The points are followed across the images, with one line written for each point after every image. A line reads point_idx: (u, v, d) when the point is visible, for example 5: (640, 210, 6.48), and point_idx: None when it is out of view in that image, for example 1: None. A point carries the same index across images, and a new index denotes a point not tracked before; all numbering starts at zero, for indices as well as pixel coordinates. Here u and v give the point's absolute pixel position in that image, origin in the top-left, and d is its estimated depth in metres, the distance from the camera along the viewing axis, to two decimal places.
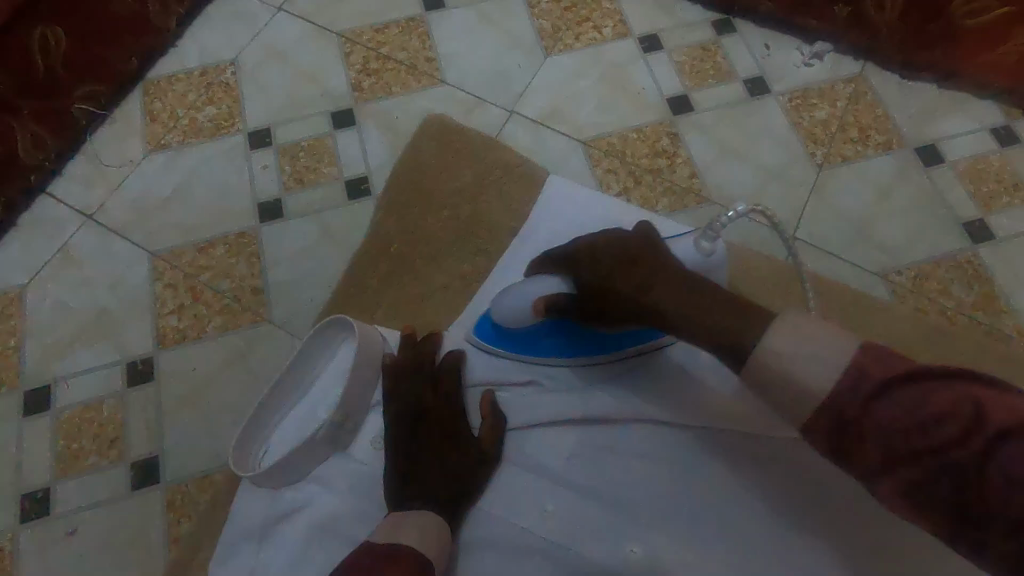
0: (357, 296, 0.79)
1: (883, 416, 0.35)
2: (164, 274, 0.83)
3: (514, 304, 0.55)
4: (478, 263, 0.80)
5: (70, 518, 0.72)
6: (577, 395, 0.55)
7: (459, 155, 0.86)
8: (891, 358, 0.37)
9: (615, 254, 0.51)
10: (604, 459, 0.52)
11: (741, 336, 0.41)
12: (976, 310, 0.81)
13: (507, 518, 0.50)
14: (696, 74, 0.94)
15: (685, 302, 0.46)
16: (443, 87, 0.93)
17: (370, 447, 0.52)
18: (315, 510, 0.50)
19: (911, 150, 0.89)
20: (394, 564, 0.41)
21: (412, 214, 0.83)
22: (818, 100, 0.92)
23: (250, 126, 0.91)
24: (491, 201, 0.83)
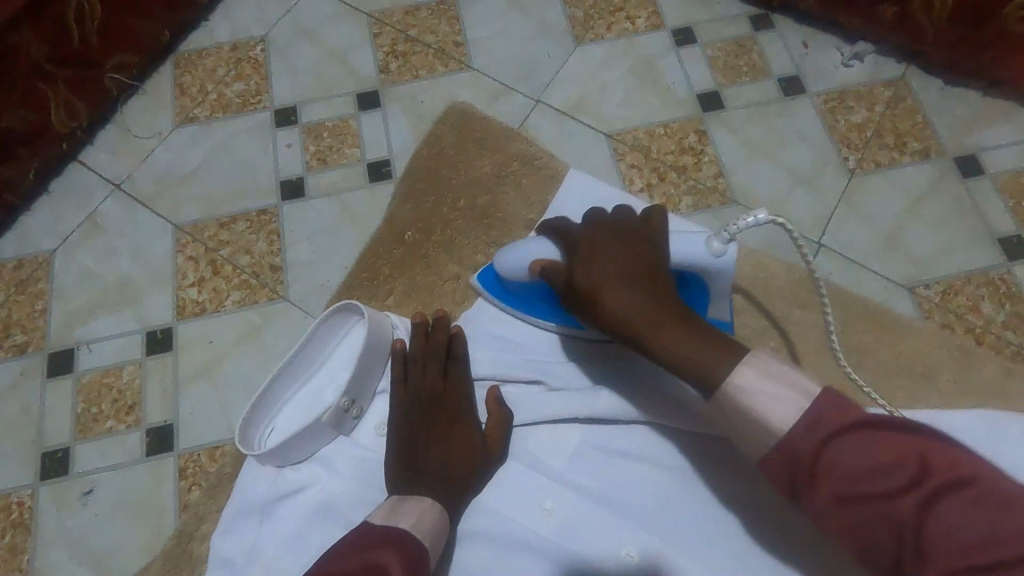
0: (371, 280, 0.79)
1: (837, 459, 0.38)
2: (186, 246, 0.84)
3: (512, 262, 0.57)
4: (494, 253, 0.80)
5: (86, 479, 0.74)
6: (583, 394, 0.54)
7: (479, 146, 0.85)
8: (848, 406, 0.39)
9: (606, 258, 0.51)
10: (607, 462, 0.52)
11: (706, 368, 0.43)
12: (1006, 329, 0.78)
13: (506, 512, 0.50)
14: (729, 70, 0.92)
15: (660, 324, 0.47)
16: (470, 72, 0.92)
17: (374, 432, 0.53)
18: (318, 490, 0.50)
19: (950, 159, 0.86)
20: (390, 544, 0.42)
21: (428, 203, 0.82)
22: (855, 103, 0.89)
23: (276, 103, 0.92)
24: (507, 193, 0.82)
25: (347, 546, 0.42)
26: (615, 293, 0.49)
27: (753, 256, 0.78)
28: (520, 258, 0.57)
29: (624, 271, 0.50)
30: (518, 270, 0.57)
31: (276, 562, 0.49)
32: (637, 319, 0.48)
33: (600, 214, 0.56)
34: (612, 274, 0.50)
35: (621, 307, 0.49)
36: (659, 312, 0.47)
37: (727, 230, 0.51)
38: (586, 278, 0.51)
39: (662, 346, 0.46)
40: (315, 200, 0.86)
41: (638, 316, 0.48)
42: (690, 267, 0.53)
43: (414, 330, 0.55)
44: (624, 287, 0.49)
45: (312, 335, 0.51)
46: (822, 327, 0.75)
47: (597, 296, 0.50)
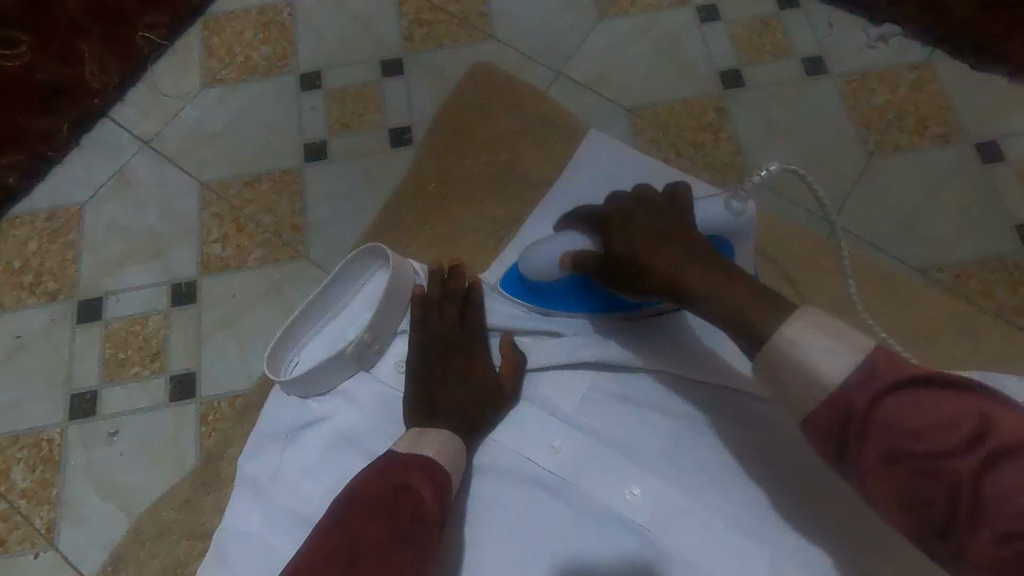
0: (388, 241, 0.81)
1: (890, 417, 0.38)
2: (212, 203, 0.86)
3: (539, 256, 0.56)
4: (514, 208, 0.81)
5: (112, 422, 0.77)
6: (596, 342, 0.55)
7: (503, 102, 0.86)
8: (905, 364, 0.39)
9: (646, 224, 0.51)
10: (616, 407, 0.54)
11: (760, 322, 0.42)
12: (1018, 314, 0.78)
13: (516, 449, 0.53)
14: (753, 49, 0.92)
15: (710, 279, 0.46)
16: (492, 42, 0.93)
17: (393, 369, 0.55)
18: (339, 421, 0.53)
19: (971, 144, 0.86)
20: (417, 468, 0.45)
21: (452, 157, 0.84)
22: (878, 85, 0.89)
23: (302, 67, 0.93)
24: (529, 149, 0.84)
25: (375, 470, 0.45)
26: (658, 252, 0.49)
27: (767, 230, 0.79)
28: (555, 249, 0.55)
29: (664, 235, 0.50)
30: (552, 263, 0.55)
31: (297, 487, 0.51)
32: (685, 278, 0.47)
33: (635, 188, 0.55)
34: (653, 238, 0.50)
35: (665, 266, 0.48)
36: (707, 269, 0.47)
37: (744, 190, 0.55)
38: (626, 243, 0.51)
39: (714, 304, 0.45)
40: (337, 163, 0.88)
41: (687, 273, 0.47)
42: (712, 232, 0.56)
43: (432, 277, 0.58)
44: (668, 248, 0.49)
45: (341, 272, 0.54)
46: (831, 302, 0.76)
47: (640, 257, 0.49)
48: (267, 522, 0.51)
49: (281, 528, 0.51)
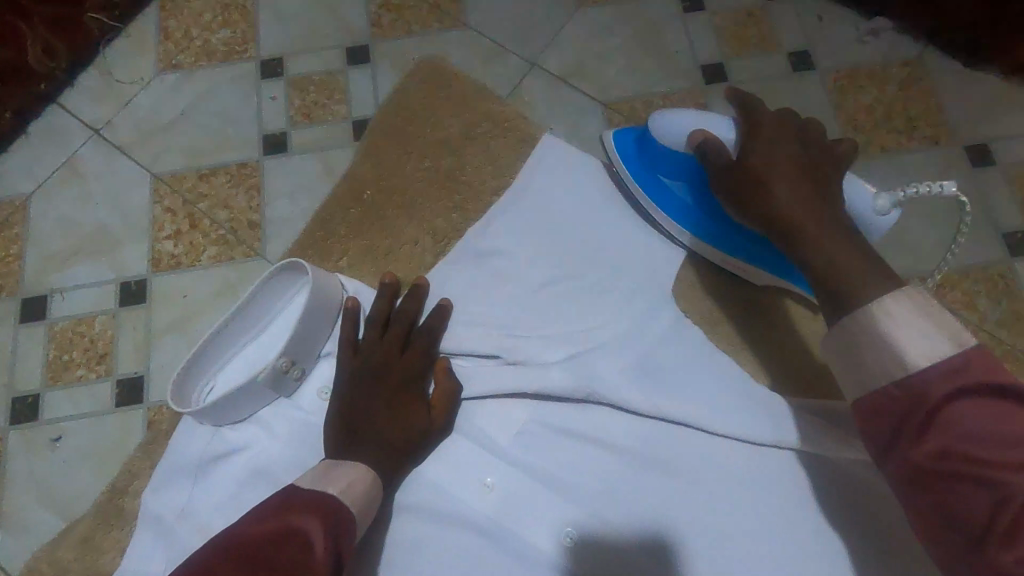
0: (330, 243, 0.77)
1: (961, 416, 0.39)
2: (164, 197, 0.82)
3: (674, 129, 0.59)
4: (453, 219, 0.77)
5: (55, 427, 0.74)
6: (531, 370, 0.55)
7: (448, 102, 0.81)
8: (998, 373, 0.40)
9: (788, 159, 0.54)
10: (552, 440, 0.55)
11: (862, 280, 0.46)
12: (1000, 326, 0.75)
13: (448, 486, 0.54)
14: (737, 41, 0.88)
15: (822, 228, 0.51)
16: (465, 30, 0.89)
17: (315, 396, 0.56)
18: (254, 452, 0.54)
19: (960, 146, 0.82)
20: (315, 511, 0.42)
21: (390, 162, 0.79)
22: (867, 82, 0.85)
23: (263, 53, 0.88)
24: (473, 154, 0.79)
25: (268, 512, 0.42)
26: (786, 190, 0.53)
27: None
28: (689, 126, 0.59)
29: (792, 172, 0.54)
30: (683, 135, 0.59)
31: (210, 517, 0.52)
32: (799, 215, 0.52)
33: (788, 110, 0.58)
34: (785, 168, 0.53)
35: (785, 201, 0.53)
36: (820, 218, 0.51)
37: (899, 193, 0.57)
38: (761, 163, 0.54)
39: (819, 251, 0.50)
40: (297, 157, 0.83)
41: (800, 215, 0.52)
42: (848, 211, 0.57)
43: (384, 291, 0.59)
44: (795, 188, 0.53)
45: (256, 297, 0.55)
46: None
47: (764, 186, 0.54)
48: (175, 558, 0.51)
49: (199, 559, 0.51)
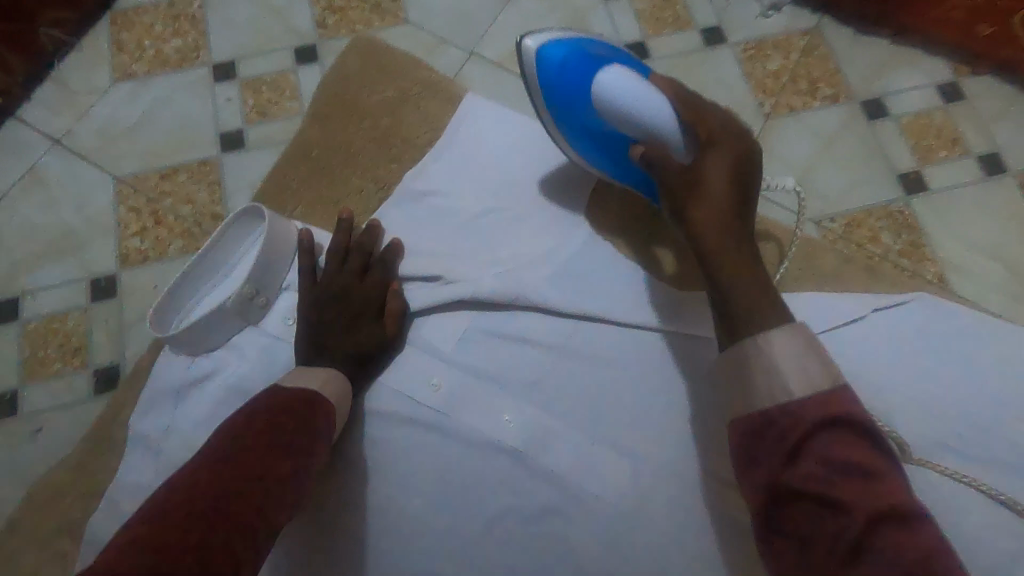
0: (279, 198, 0.78)
1: (824, 446, 0.45)
2: (128, 198, 0.86)
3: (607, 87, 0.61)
4: (394, 169, 0.78)
5: (35, 420, 0.77)
6: (470, 281, 0.63)
7: (383, 68, 0.82)
8: (855, 407, 0.46)
9: (717, 187, 0.59)
10: (490, 343, 0.62)
11: (766, 320, 0.51)
12: (902, 256, 0.84)
13: (400, 389, 0.61)
14: (656, 22, 0.96)
15: (733, 258, 0.56)
16: (406, 26, 0.95)
17: (279, 321, 0.62)
18: (228, 372, 0.60)
19: (858, 102, 0.92)
20: (305, 403, 0.53)
21: (333, 124, 0.80)
22: (773, 51, 0.95)
23: (215, 59, 0.94)
24: (408, 113, 0.80)
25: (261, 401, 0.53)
26: (709, 215, 0.58)
27: None
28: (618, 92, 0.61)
29: (706, 190, 0.59)
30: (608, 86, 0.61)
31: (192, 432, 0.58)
32: (716, 241, 0.57)
33: (731, 121, 0.62)
34: (713, 200, 0.58)
35: (706, 226, 0.58)
36: (734, 250, 0.56)
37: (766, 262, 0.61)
38: (692, 182, 0.59)
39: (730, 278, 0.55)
40: (254, 151, 0.88)
41: (717, 243, 0.57)
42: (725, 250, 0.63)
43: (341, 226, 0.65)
44: (717, 218, 0.58)
45: (220, 235, 0.62)
46: None
47: (693, 209, 0.59)
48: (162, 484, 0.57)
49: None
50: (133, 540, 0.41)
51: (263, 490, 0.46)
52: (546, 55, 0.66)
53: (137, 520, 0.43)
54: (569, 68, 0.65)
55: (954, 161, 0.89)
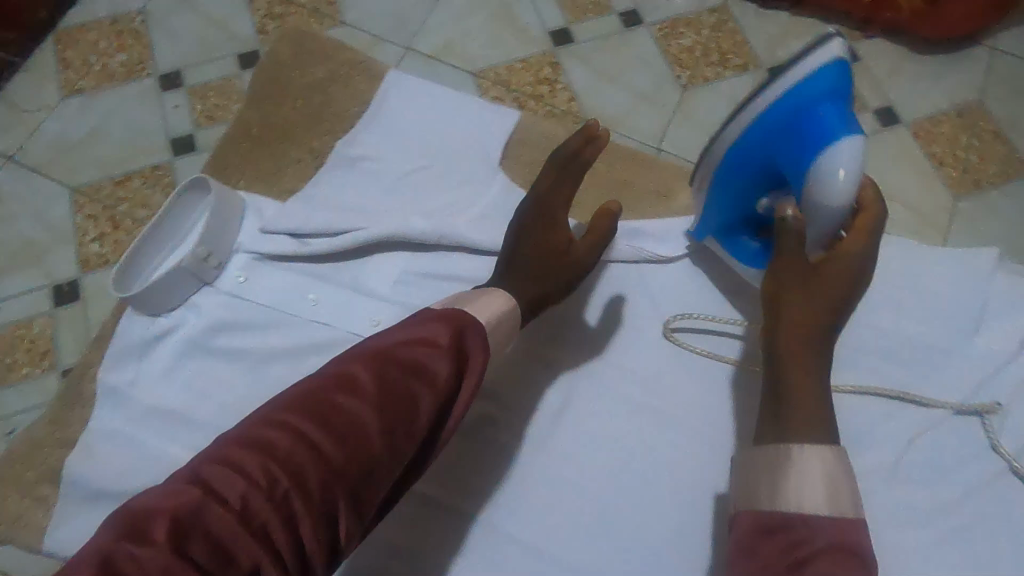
0: (225, 173, 0.80)
1: (821, 563, 0.42)
2: (84, 206, 0.89)
3: (832, 157, 0.54)
4: (326, 142, 0.81)
5: (8, 423, 0.79)
6: (399, 219, 0.65)
7: (313, 54, 0.86)
8: (863, 546, 0.44)
9: (820, 290, 0.54)
10: (428, 282, 0.66)
11: (813, 454, 0.47)
12: None
13: (339, 327, 0.63)
14: (577, 9, 1.04)
15: (803, 360, 0.52)
16: (343, 27, 1.01)
17: (231, 278, 0.64)
18: (188, 329, 0.63)
19: (765, 69, 1.01)
20: (446, 322, 0.50)
21: (269, 104, 0.84)
22: (685, 29, 1.03)
23: (161, 70, 0.98)
24: (337, 92, 0.84)
25: (408, 327, 0.50)
26: (797, 308, 0.53)
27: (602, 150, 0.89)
28: (841, 166, 0.54)
29: (818, 284, 0.54)
30: (835, 173, 0.54)
31: (160, 389, 0.62)
32: (794, 332, 0.53)
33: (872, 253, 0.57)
34: (810, 299, 0.54)
35: (795, 312, 0.53)
36: (805, 365, 0.52)
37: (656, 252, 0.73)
38: (797, 266, 0.55)
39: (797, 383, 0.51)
40: (205, 153, 0.92)
41: (792, 334, 0.53)
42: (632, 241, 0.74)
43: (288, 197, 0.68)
44: (811, 312, 0.53)
45: (172, 205, 0.63)
46: None
47: (784, 293, 0.54)
48: (137, 442, 0.61)
49: (161, 467, 0.60)
50: (259, 437, 0.41)
51: (379, 422, 0.44)
52: (822, 82, 0.54)
53: (275, 421, 0.43)
54: (801, 113, 0.55)
55: (853, 116, 0.98)
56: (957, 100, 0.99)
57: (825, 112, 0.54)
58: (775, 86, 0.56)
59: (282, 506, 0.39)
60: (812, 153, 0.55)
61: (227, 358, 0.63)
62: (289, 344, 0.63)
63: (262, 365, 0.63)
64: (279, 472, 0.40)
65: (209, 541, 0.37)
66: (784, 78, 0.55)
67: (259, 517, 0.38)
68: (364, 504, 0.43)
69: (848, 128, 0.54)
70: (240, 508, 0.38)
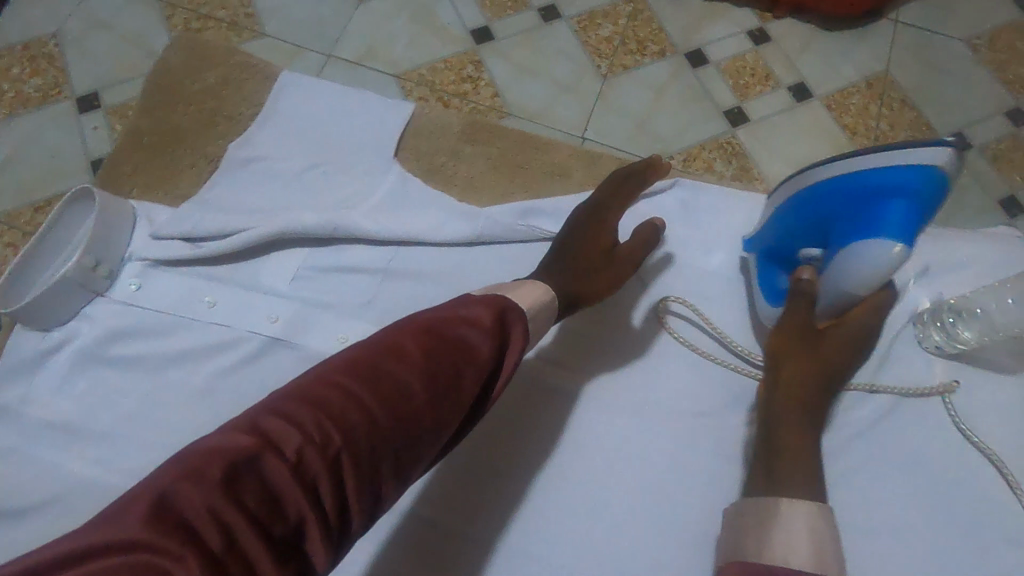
0: (113, 181, 0.80)
1: None
2: (2, 234, 0.87)
3: (864, 258, 0.58)
4: (218, 145, 0.82)
5: None
6: (288, 216, 0.66)
7: (205, 60, 0.87)
8: None
9: (811, 359, 0.61)
10: (324, 276, 0.67)
11: (800, 509, 0.51)
12: (736, 179, 0.95)
13: (235, 325, 0.63)
14: (496, 7, 1.05)
15: (794, 419, 0.58)
16: (263, 38, 1.01)
17: (123, 286, 0.63)
18: (80, 340, 0.62)
19: (682, 54, 1.04)
20: (487, 305, 0.50)
21: (160, 110, 0.84)
22: (603, 20, 1.05)
23: (77, 92, 0.96)
24: (230, 95, 0.85)
25: (447, 308, 0.50)
26: (790, 374, 0.61)
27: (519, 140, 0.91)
28: (870, 269, 0.57)
29: (817, 345, 0.61)
30: (872, 264, 0.57)
31: (52, 403, 0.60)
32: (785, 393, 0.60)
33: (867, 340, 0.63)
34: (803, 366, 0.61)
35: (786, 372, 0.61)
36: (796, 433, 0.57)
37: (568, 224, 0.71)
38: (796, 330, 0.62)
39: (785, 435, 0.57)
40: None
41: (785, 394, 0.60)
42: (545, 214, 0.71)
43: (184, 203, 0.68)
44: (802, 377, 0.60)
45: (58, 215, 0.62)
46: None
47: (781, 356, 0.62)
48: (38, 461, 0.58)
49: (70, 487, 0.58)
50: (311, 396, 0.41)
51: (423, 392, 0.44)
52: (906, 179, 0.55)
53: (322, 384, 0.43)
54: (875, 196, 0.57)
55: (769, 93, 1.01)
56: (866, 72, 1.03)
57: (896, 207, 0.56)
58: (875, 157, 0.57)
59: (333, 463, 0.39)
60: (869, 232, 0.57)
61: (124, 366, 0.62)
62: (187, 346, 0.63)
63: (161, 370, 0.62)
64: (332, 430, 0.40)
65: (263, 491, 0.37)
66: (872, 156, 0.58)
67: (312, 471, 0.38)
68: (402, 469, 0.44)
69: (904, 233, 0.56)
70: (294, 461, 0.38)
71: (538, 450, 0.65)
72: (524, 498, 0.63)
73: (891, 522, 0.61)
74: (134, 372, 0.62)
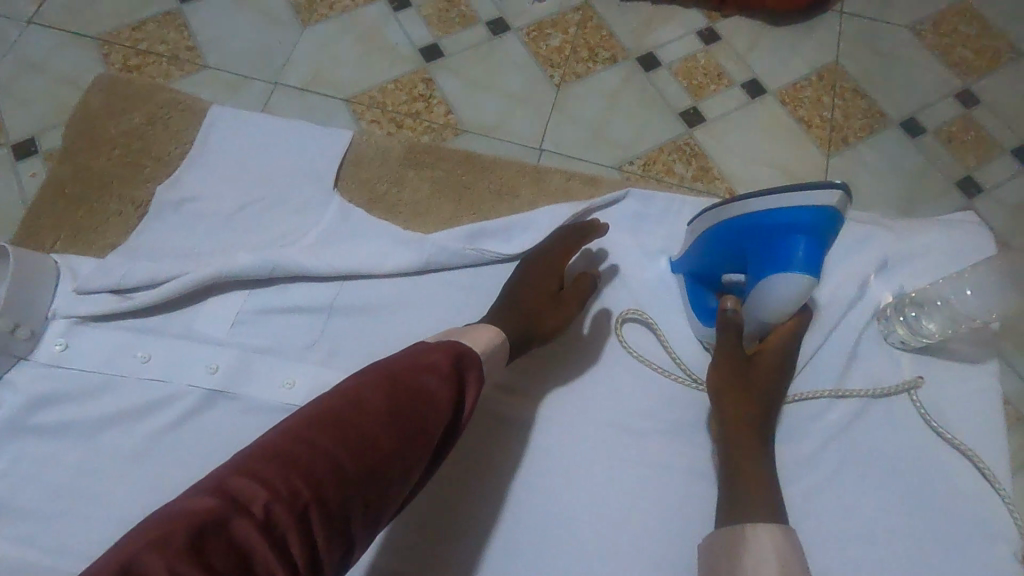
0: (38, 235, 0.77)
1: None
2: None
3: (773, 294, 0.58)
4: (148, 188, 0.79)
5: None
6: (223, 259, 0.65)
7: (130, 100, 0.85)
8: None
9: (748, 387, 0.61)
10: (268, 317, 0.66)
11: (764, 531, 0.51)
12: (696, 180, 0.95)
13: (172, 379, 0.60)
14: (443, 23, 1.04)
15: (743, 445, 0.58)
16: (206, 70, 0.98)
17: (48, 347, 0.60)
18: (5, 408, 0.58)
19: (633, 59, 1.03)
20: (447, 349, 0.50)
21: (82, 156, 0.81)
22: (552, 29, 1.05)
23: (12, 138, 0.92)
24: (156, 134, 0.82)
25: (411, 352, 0.49)
26: (732, 404, 0.60)
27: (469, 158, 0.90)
28: (780, 301, 0.58)
29: (748, 375, 0.62)
30: (779, 299, 0.57)
31: None
32: (733, 425, 0.60)
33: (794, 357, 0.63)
34: (740, 397, 0.61)
35: (728, 406, 0.60)
36: (747, 459, 0.57)
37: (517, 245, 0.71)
38: (731, 361, 0.62)
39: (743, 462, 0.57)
40: None
41: (732, 426, 0.60)
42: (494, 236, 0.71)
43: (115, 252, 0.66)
44: (744, 408, 0.60)
45: None
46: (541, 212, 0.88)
47: (723, 387, 0.62)
48: None
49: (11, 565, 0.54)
50: (277, 451, 0.40)
51: (389, 435, 0.43)
52: (796, 217, 0.55)
53: (287, 436, 0.41)
54: (776, 233, 0.56)
55: (723, 92, 1.01)
56: (816, 65, 1.04)
57: (796, 245, 0.55)
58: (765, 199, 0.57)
59: (303, 516, 0.38)
60: (770, 271, 0.57)
61: (56, 432, 0.58)
62: (121, 406, 0.59)
63: (93, 435, 0.58)
64: (301, 484, 0.39)
65: (230, 551, 0.35)
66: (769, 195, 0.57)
67: (281, 528, 0.37)
68: (373, 516, 0.42)
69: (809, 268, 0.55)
70: (262, 518, 0.37)
71: (505, 479, 0.62)
72: (505, 531, 0.61)
73: (878, 515, 0.60)
74: (66, 438, 0.58)
